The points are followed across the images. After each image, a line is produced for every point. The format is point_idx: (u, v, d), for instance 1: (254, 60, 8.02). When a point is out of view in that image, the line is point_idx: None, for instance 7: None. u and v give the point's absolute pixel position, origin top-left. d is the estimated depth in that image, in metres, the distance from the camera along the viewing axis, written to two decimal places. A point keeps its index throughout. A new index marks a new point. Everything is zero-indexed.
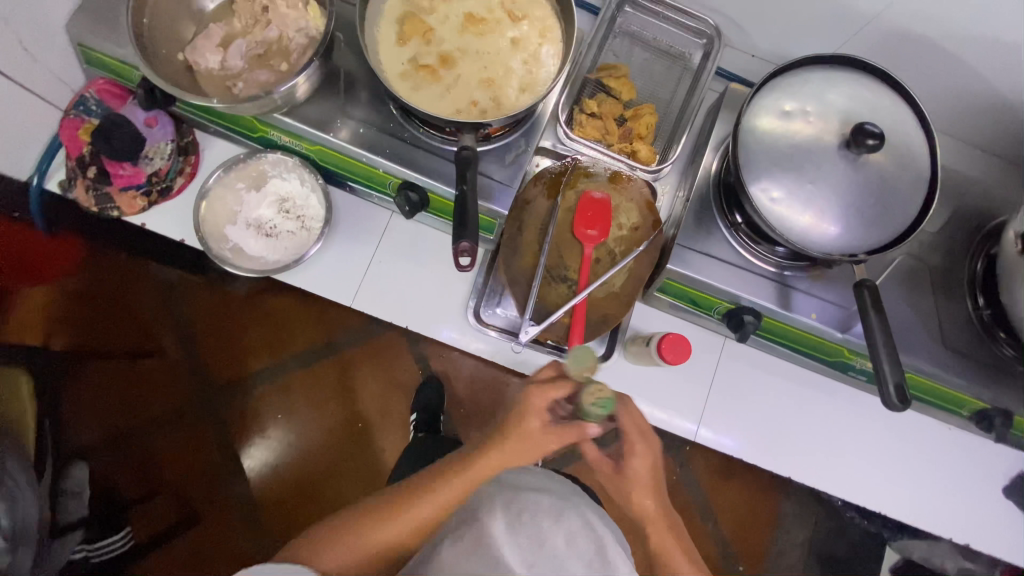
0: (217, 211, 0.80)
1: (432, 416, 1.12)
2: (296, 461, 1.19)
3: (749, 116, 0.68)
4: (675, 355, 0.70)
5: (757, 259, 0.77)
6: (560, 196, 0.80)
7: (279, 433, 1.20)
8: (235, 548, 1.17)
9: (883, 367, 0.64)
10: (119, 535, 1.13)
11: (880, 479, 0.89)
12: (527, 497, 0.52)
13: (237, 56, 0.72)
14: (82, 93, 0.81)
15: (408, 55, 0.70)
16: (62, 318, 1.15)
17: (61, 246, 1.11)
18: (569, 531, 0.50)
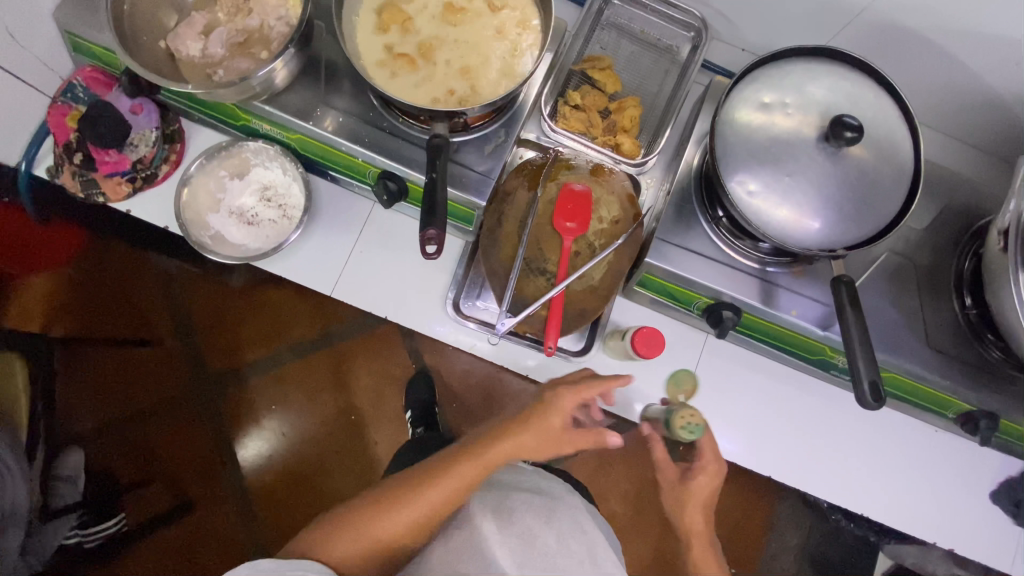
0: (199, 199, 0.81)
1: (426, 411, 1.14)
2: (288, 450, 1.20)
3: (728, 108, 0.68)
4: (649, 349, 0.70)
5: (738, 255, 0.76)
6: (540, 188, 0.79)
7: (273, 424, 1.21)
8: (229, 535, 1.18)
9: (858, 366, 0.63)
10: (113, 520, 1.14)
11: (865, 482, 0.88)
12: (522, 499, 0.69)
13: (218, 44, 0.72)
14: (70, 79, 0.82)
15: (386, 44, 0.70)
16: (60, 306, 1.16)
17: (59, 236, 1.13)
18: (562, 531, 0.66)
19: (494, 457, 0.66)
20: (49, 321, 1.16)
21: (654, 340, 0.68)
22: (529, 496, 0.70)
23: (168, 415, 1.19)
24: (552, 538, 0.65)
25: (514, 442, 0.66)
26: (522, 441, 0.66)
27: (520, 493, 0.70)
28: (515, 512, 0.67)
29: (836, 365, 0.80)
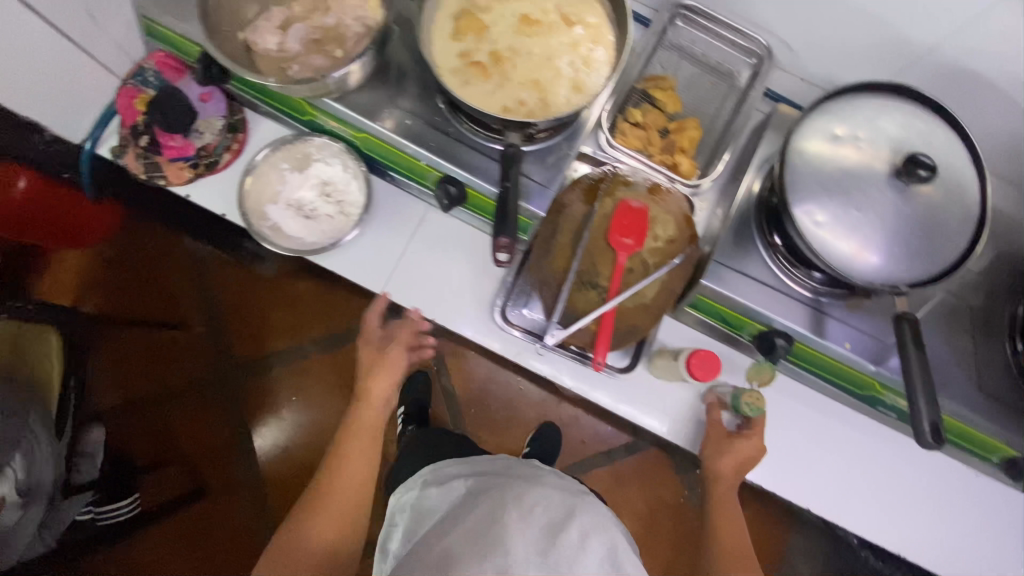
0: (261, 190, 0.82)
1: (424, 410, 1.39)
2: (292, 437, 1.40)
3: (800, 138, 0.68)
4: (705, 371, 0.68)
5: (794, 283, 0.77)
6: (597, 203, 0.78)
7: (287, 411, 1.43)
8: (234, 524, 1.29)
9: (918, 405, 0.63)
10: (126, 501, 1.11)
11: (907, 522, 0.85)
12: (537, 495, 0.69)
13: (296, 40, 0.73)
14: (141, 64, 0.83)
15: (461, 51, 0.71)
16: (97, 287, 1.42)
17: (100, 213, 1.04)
18: (582, 528, 0.65)
19: (371, 418, 0.84)
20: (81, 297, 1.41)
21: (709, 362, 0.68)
22: (549, 492, 0.70)
23: (184, 398, 1.33)
24: (574, 533, 0.64)
25: (375, 398, 0.85)
26: (379, 393, 0.87)
27: (539, 491, 0.70)
28: (537, 510, 0.67)
29: (882, 400, 0.80)
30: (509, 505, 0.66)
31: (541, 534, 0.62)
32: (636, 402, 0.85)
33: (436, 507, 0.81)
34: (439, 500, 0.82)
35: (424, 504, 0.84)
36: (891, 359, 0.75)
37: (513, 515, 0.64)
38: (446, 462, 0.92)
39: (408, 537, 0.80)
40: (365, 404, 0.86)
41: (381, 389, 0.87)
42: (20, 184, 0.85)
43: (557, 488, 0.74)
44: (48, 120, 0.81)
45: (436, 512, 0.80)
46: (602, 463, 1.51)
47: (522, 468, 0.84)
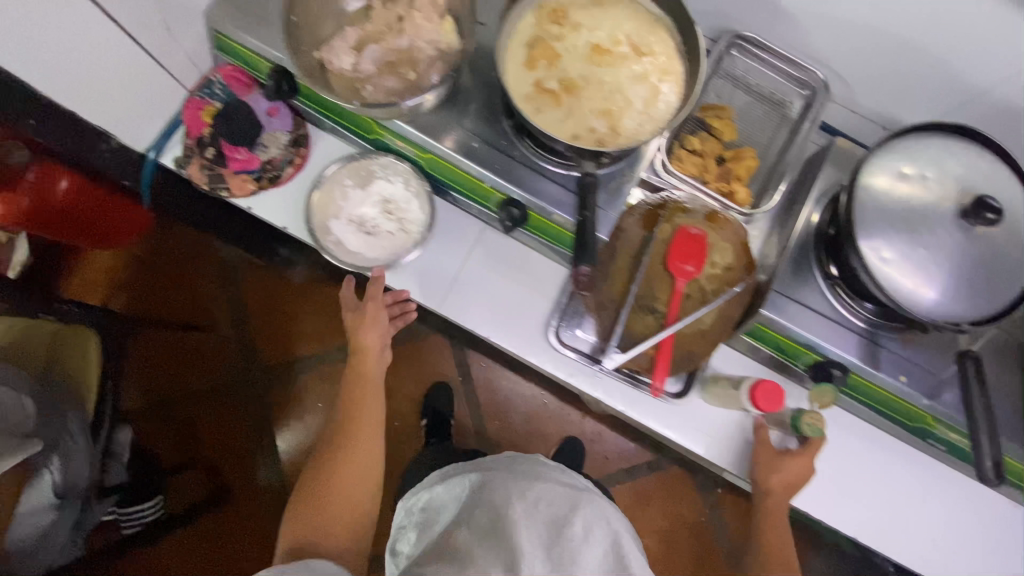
0: (324, 204, 0.84)
1: (439, 422, 1.44)
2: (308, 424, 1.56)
3: (866, 176, 0.69)
4: (769, 403, 0.69)
5: (851, 314, 0.78)
6: (657, 228, 0.81)
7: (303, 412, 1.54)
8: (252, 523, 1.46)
9: (983, 445, 0.67)
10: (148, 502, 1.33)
11: (964, 561, 0.82)
12: (539, 492, 0.74)
13: (370, 61, 0.75)
14: (208, 76, 0.85)
15: (534, 79, 0.73)
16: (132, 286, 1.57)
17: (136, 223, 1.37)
18: (587, 523, 0.69)
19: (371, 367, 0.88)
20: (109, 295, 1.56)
21: (774, 393, 0.69)
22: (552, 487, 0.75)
23: (206, 399, 1.53)
24: (578, 528, 0.69)
25: (371, 345, 0.88)
26: (374, 340, 0.88)
27: (542, 486, 0.75)
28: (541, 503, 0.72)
29: (933, 432, 0.81)
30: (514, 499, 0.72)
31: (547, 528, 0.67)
32: (686, 428, 0.82)
33: (446, 506, 0.86)
34: (445, 498, 0.89)
35: (432, 504, 0.91)
36: (945, 393, 0.77)
37: (515, 510, 0.69)
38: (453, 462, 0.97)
39: (421, 536, 0.85)
40: (362, 356, 0.88)
41: (374, 338, 0.88)
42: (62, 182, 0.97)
43: (560, 483, 0.78)
44: (116, 129, 0.82)
45: (444, 511, 0.85)
46: (623, 479, 1.51)
47: (526, 460, 0.87)
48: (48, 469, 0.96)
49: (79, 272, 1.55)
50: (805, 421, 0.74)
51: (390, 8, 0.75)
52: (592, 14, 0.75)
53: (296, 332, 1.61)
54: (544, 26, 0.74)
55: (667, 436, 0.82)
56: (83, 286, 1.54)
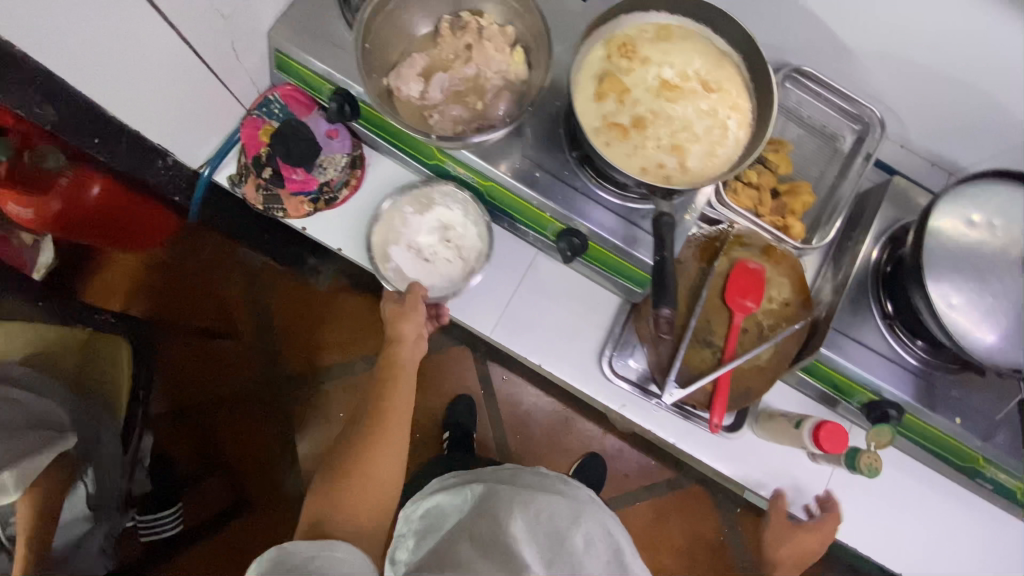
0: (385, 230, 0.85)
1: (463, 435, 1.39)
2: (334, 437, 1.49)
3: (936, 222, 0.70)
4: (832, 445, 0.72)
5: (907, 353, 0.78)
6: (715, 262, 0.81)
7: (331, 421, 1.49)
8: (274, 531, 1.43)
9: None
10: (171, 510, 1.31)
11: None
12: (542, 502, 0.87)
13: (438, 89, 0.74)
14: (266, 95, 0.84)
15: (603, 112, 0.73)
16: (148, 288, 1.48)
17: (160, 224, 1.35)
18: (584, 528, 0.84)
19: (408, 357, 0.84)
20: (127, 298, 1.47)
21: (837, 435, 0.72)
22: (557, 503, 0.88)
23: (231, 408, 1.48)
24: (580, 540, 0.81)
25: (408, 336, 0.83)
26: (411, 332, 0.83)
27: (549, 498, 0.88)
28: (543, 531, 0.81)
29: (984, 473, 0.80)
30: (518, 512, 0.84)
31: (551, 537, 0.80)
32: (736, 459, 0.85)
33: (447, 517, 0.93)
34: (449, 508, 0.95)
35: (436, 510, 0.96)
36: (998, 435, 0.78)
37: (523, 527, 0.80)
38: (451, 474, 1.05)
39: (421, 542, 0.88)
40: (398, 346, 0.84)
41: (412, 328, 0.82)
42: (95, 188, 1.11)
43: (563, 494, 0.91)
44: (173, 147, 0.81)
45: (443, 523, 0.91)
46: (645, 497, 1.48)
47: (528, 473, 1.00)
48: (82, 480, 1.02)
49: (99, 274, 1.46)
50: (862, 461, 0.75)
51: (458, 36, 0.75)
52: (661, 48, 0.74)
53: (323, 339, 1.53)
54: (614, 60, 0.74)
55: (716, 468, 0.84)
56: (103, 290, 1.46)
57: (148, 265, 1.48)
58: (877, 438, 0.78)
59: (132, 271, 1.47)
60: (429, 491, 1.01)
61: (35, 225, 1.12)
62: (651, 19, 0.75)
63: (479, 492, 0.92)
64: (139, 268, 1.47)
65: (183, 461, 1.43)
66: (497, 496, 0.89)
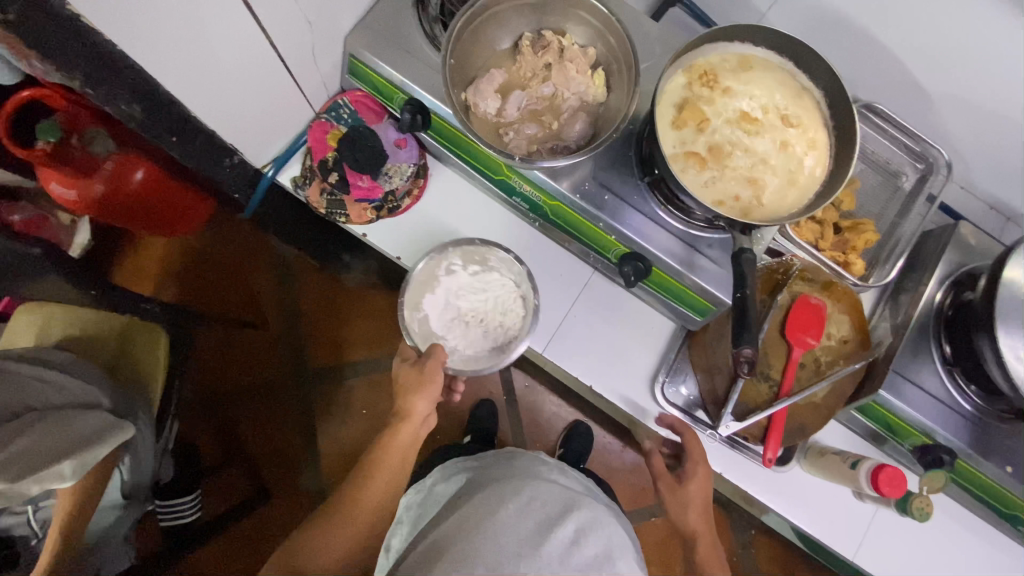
0: (424, 284, 0.86)
1: (487, 439, 1.36)
2: (357, 434, 1.47)
3: (1011, 273, 0.70)
4: (892, 488, 0.73)
5: (964, 400, 0.78)
6: (778, 294, 0.81)
7: (357, 419, 1.48)
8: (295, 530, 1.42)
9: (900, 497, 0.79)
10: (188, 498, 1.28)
11: None
12: (532, 490, 0.80)
13: (515, 107, 0.74)
14: (336, 98, 0.85)
15: (681, 140, 0.72)
16: (176, 274, 1.45)
17: (200, 208, 1.34)
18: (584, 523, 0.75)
19: (410, 435, 0.79)
20: (156, 283, 1.45)
21: (898, 479, 0.73)
22: (546, 491, 0.80)
23: (257, 400, 1.46)
24: (569, 529, 0.73)
25: (417, 414, 0.78)
26: (421, 409, 0.78)
27: (536, 487, 0.81)
28: (530, 518, 0.74)
29: None
30: (508, 499, 0.77)
31: (536, 527, 0.72)
32: (781, 494, 0.85)
33: (440, 503, 0.91)
34: (444, 492, 0.94)
35: (435, 494, 0.96)
36: None
37: (508, 510, 0.75)
38: (453, 462, 1.03)
39: (410, 531, 0.91)
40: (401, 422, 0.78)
41: (425, 405, 0.78)
42: (137, 173, 1.11)
43: (561, 484, 0.87)
44: (241, 146, 0.81)
45: (438, 504, 0.91)
46: (661, 513, 1.45)
47: (525, 456, 0.97)
48: (118, 466, 1.00)
49: (130, 257, 1.44)
50: (914, 506, 0.76)
51: (538, 54, 0.74)
52: (743, 78, 0.74)
53: (352, 336, 1.52)
54: (694, 88, 0.73)
55: (760, 500, 0.85)
56: (134, 273, 1.43)
57: (177, 249, 1.46)
58: (931, 485, 0.77)
59: (163, 255, 1.45)
60: (431, 481, 1.00)
61: (76, 206, 1.10)
62: (733, 49, 0.75)
63: (473, 477, 0.91)
64: (169, 254, 1.45)
65: (205, 450, 1.43)
66: (485, 485, 0.85)
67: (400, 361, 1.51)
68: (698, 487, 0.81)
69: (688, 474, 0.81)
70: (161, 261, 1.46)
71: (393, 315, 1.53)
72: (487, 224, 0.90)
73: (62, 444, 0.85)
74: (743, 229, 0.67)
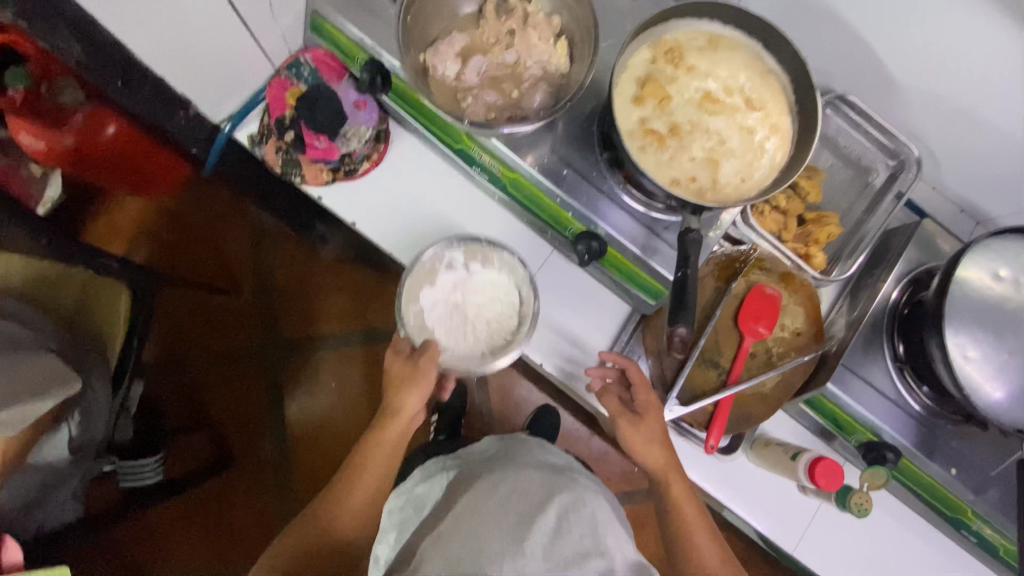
0: (422, 275, 0.82)
1: (453, 420, 1.35)
2: (325, 408, 1.46)
3: (963, 272, 0.69)
4: (829, 481, 0.73)
5: (913, 400, 0.77)
6: (733, 282, 0.80)
7: (326, 394, 1.47)
8: (257, 500, 1.41)
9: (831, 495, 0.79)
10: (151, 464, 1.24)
11: None
12: (514, 485, 0.76)
13: (475, 72, 0.72)
14: (297, 56, 0.83)
15: (641, 116, 0.71)
16: (150, 233, 1.43)
17: (172, 168, 1.29)
18: (563, 509, 0.72)
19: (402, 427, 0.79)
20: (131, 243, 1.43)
21: (834, 472, 0.73)
22: (526, 482, 0.78)
23: (225, 366, 1.45)
24: (550, 516, 0.70)
25: (407, 411, 0.78)
26: (412, 406, 0.78)
27: (518, 480, 0.78)
28: (511, 512, 0.70)
29: (969, 525, 0.79)
30: (488, 498, 0.74)
31: (518, 521, 0.68)
32: (726, 483, 0.85)
33: (429, 503, 0.87)
34: (426, 493, 0.91)
35: (417, 496, 0.92)
36: (990, 490, 0.76)
37: (489, 509, 0.71)
38: (433, 462, 1.01)
39: (399, 536, 0.87)
40: (391, 417, 0.78)
41: (415, 402, 0.78)
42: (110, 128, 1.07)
43: (545, 470, 0.84)
44: (197, 97, 0.81)
45: (423, 508, 0.87)
46: (625, 503, 1.46)
47: (502, 445, 0.96)
48: (66, 421, 0.99)
49: (104, 216, 1.42)
50: (853, 501, 0.75)
51: (502, 19, 0.72)
52: (709, 58, 0.72)
53: (326, 308, 1.50)
54: (659, 64, 0.72)
55: (704, 487, 0.85)
56: (108, 230, 1.41)
57: (150, 209, 1.43)
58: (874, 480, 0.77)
59: (137, 215, 1.42)
60: (410, 483, 0.98)
61: (46, 157, 1.09)
62: (701, 27, 0.73)
63: (457, 474, 0.89)
64: (143, 214, 1.42)
65: (172, 413, 1.41)
66: (465, 484, 0.82)
67: (369, 337, 1.49)
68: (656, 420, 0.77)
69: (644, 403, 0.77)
70: (136, 221, 1.44)
71: (367, 290, 1.51)
72: (448, 194, 0.88)
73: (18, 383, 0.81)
74: (695, 210, 0.65)
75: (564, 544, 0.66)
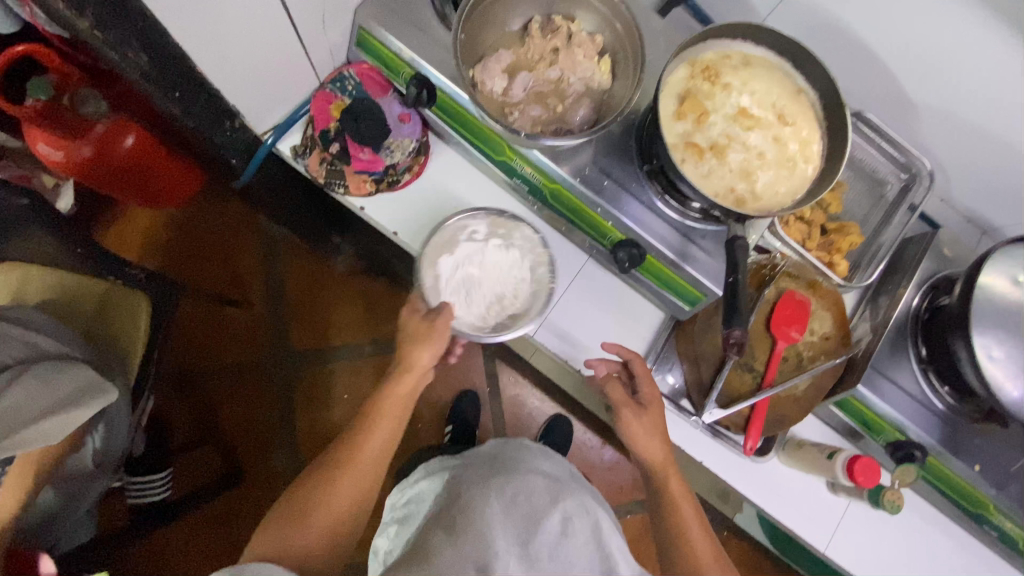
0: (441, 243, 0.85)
1: (468, 429, 1.36)
2: (339, 419, 1.44)
3: (985, 278, 0.74)
4: (866, 479, 0.76)
5: (937, 400, 0.81)
6: (766, 289, 0.83)
7: (340, 405, 1.45)
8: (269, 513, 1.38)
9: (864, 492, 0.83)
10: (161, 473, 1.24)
11: None
12: (522, 488, 0.76)
13: (521, 87, 0.75)
14: (342, 70, 0.87)
15: (682, 132, 0.74)
16: (158, 245, 1.41)
17: (186, 176, 1.26)
18: (565, 512, 0.73)
19: (411, 387, 0.81)
20: (141, 254, 1.41)
21: (871, 469, 0.76)
22: (531, 485, 0.78)
23: (234, 377, 1.43)
24: (556, 520, 0.71)
25: (422, 366, 0.80)
26: (425, 361, 0.80)
27: (522, 480, 0.79)
28: (515, 513, 0.71)
29: (992, 520, 0.83)
30: (493, 498, 0.74)
31: (522, 523, 0.69)
32: (757, 483, 0.88)
33: (427, 500, 0.88)
34: (426, 490, 0.92)
35: (420, 492, 0.93)
36: (1010, 485, 0.80)
37: (494, 510, 0.71)
38: (438, 458, 1.01)
39: (401, 530, 0.88)
40: (404, 374, 0.80)
41: (429, 358, 0.80)
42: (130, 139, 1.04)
43: (544, 475, 0.82)
44: (244, 109, 0.82)
45: (423, 503, 0.88)
46: (635, 510, 1.47)
47: (507, 445, 0.95)
48: (90, 434, 0.95)
49: (114, 224, 1.40)
50: (886, 499, 0.81)
51: (547, 38, 0.76)
52: (742, 75, 0.76)
53: (338, 320, 1.49)
54: (695, 82, 0.76)
55: (737, 488, 0.88)
56: (119, 239, 1.39)
57: (161, 220, 1.42)
58: (904, 478, 0.80)
59: (148, 226, 1.41)
60: (414, 479, 0.99)
61: (60, 166, 1.03)
62: (734, 47, 0.77)
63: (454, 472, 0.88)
64: (154, 224, 1.41)
65: (177, 427, 1.37)
66: (469, 480, 0.82)
67: (380, 347, 1.49)
68: (656, 411, 0.79)
69: (648, 395, 0.79)
70: (146, 232, 1.42)
71: (381, 301, 1.52)
72: (485, 205, 0.90)
73: (50, 398, 0.79)
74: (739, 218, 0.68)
75: (569, 548, 0.68)
